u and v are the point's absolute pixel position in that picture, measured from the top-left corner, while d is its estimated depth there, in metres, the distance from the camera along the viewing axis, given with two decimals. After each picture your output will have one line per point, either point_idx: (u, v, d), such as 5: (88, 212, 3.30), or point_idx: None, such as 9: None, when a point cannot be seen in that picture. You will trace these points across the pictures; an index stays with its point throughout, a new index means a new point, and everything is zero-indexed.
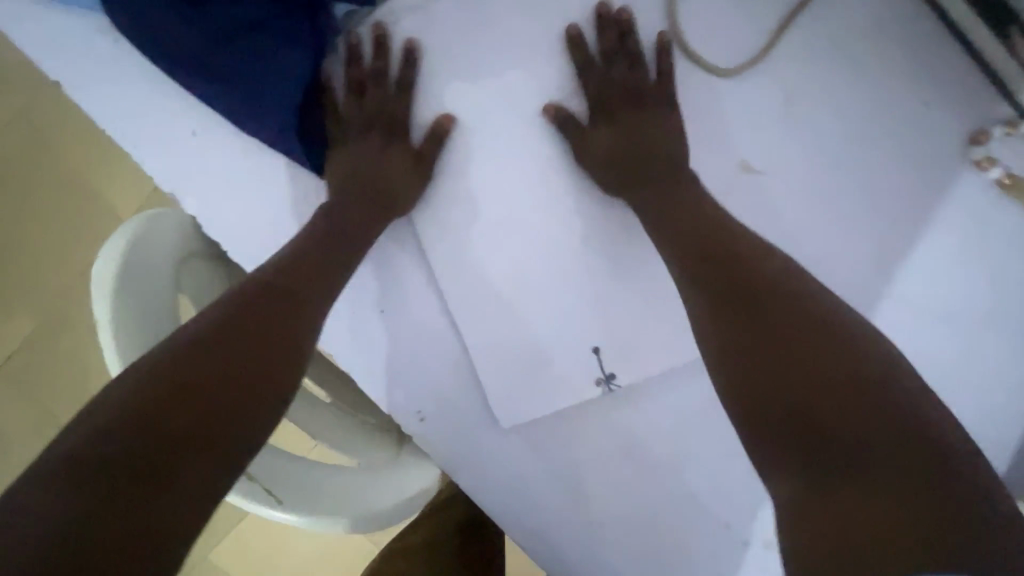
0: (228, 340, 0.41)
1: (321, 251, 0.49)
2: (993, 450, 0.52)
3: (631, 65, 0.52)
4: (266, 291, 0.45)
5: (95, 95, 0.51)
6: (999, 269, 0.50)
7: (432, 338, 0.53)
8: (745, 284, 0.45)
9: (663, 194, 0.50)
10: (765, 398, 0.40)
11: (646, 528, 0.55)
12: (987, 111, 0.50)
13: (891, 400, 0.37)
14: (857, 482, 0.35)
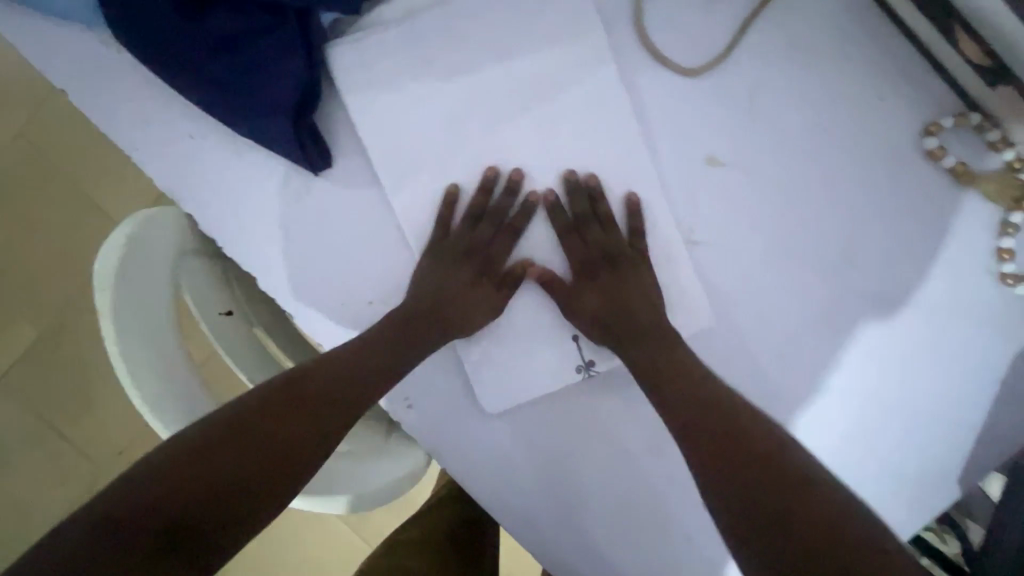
0: (264, 424, 0.46)
1: (382, 349, 0.52)
2: (946, 426, 0.55)
3: (607, 227, 0.54)
4: (308, 382, 0.49)
5: (95, 101, 0.53)
6: (949, 253, 0.53)
7: (431, 352, 0.56)
8: (713, 423, 0.48)
9: (633, 296, 0.54)
10: (722, 468, 0.45)
11: (625, 509, 0.57)
12: (940, 103, 0.53)
13: (831, 499, 0.42)
14: None
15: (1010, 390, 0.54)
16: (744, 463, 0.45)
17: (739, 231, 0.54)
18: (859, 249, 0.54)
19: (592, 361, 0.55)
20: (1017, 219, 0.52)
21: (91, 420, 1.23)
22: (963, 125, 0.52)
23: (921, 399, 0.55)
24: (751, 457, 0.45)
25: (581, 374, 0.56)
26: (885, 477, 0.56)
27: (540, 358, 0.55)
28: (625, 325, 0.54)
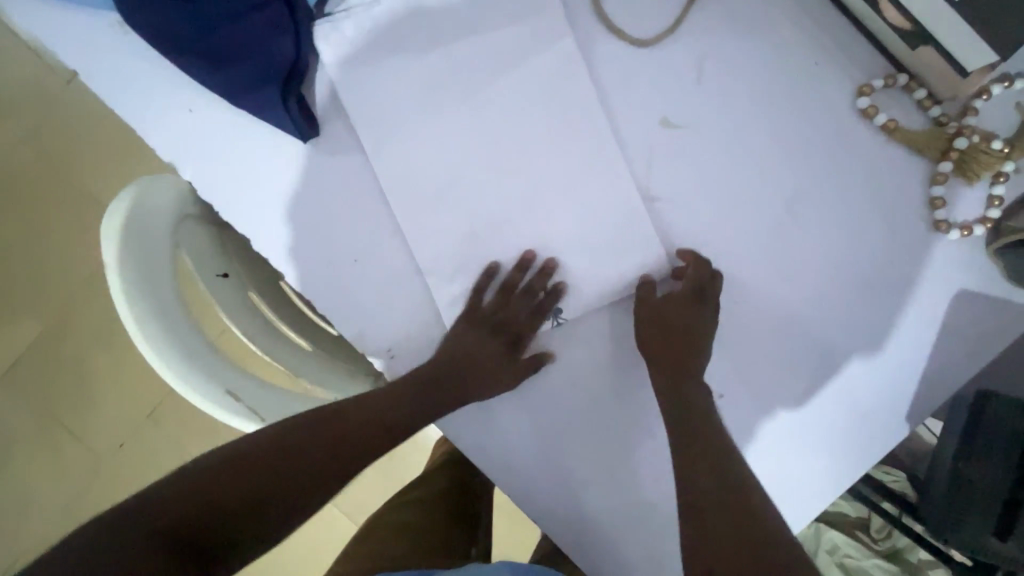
0: (299, 454, 0.54)
1: (390, 403, 0.59)
2: (893, 368, 0.59)
3: (706, 275, 0.59)
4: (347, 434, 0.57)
5: (108, 79, 0.59)
6: (885, 204, 0.58)
7: (415, 311, 0.62)
8: (702, 447, 0.57)
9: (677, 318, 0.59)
10: (701, 502, 0.55)
11: (593, 446, 0.62)
12: (872, 66, 0.58)
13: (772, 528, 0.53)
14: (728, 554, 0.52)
15: (952, 331, 0.58)
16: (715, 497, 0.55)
17: (690, 188, 0.59)
18: (800, 201, 0.59)
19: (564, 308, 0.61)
20: (946, 168, 0.57)
21: (93, 411, 1.26)
22: (892, 86, 0.57)
23: (868, 341, 0.59)
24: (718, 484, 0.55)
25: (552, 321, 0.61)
26: (836, 414, 0.60)
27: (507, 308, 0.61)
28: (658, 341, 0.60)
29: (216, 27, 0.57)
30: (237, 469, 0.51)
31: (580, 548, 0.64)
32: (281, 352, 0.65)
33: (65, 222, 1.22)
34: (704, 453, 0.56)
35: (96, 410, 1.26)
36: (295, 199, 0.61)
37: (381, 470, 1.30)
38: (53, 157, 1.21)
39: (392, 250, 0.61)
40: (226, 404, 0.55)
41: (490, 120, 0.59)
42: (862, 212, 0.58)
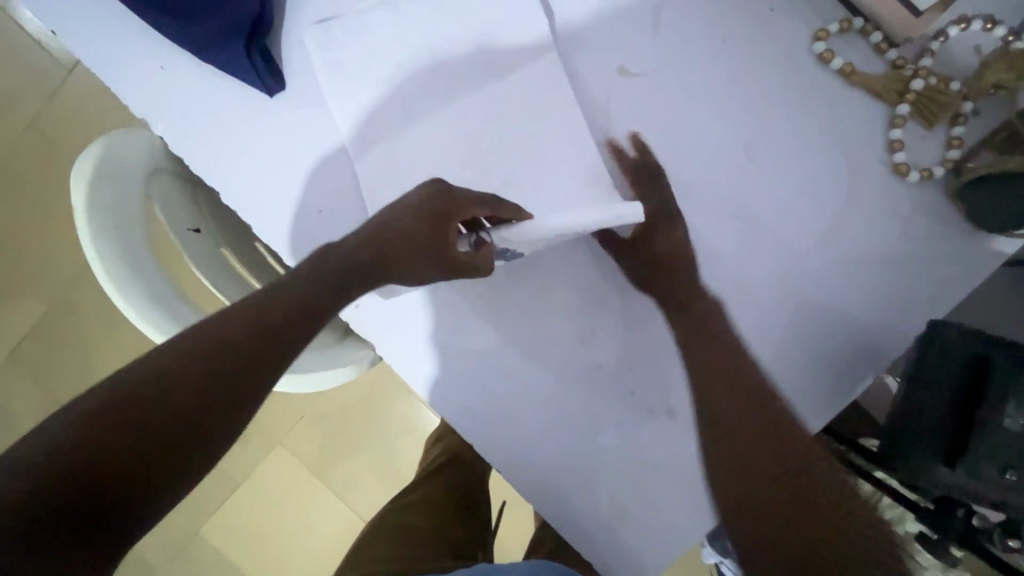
0: (213, 359, 0.43)
1: (319, 278, 0.50)
2: (852, 312, 0.59)
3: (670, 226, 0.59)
4: (237, 335, 0.44)
5: (85, 40, 0.61)
6: (844, 149, 0.58)
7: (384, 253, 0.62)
8: (730, 401, 0.55)
9: (666, 259, 0.59)
10: (744, 467, 0.52)
11: (556, 396, 0.62)
12: (828, 11, 0.58)
13: (833, 493, 0.49)
14: (806, 552, 0.45)
15: (912, 274, 0.58)
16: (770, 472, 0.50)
17: (649, 134, 0.60)
18: (759, 147, 0.59)
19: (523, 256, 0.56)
20: (904, 111, 0.56)
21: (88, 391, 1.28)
22: (848, 30, 0.57)
23: (829, 285, 0.59)
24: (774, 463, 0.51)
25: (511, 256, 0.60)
26: (801, 362, 0.59)
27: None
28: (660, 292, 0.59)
29: None
30: (140, 400, 0.39)
31: (545, 499, 0.63)
32: None
33: (65, 205, 1.26)
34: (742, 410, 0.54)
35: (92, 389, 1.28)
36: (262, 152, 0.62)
37: (374, 450, 1.31)
38: (54, 142, 1.25)
39: (347, 203, 0.61)
40: None
41: (449, 69, 0.59)
42: (820, 155, 0.59)
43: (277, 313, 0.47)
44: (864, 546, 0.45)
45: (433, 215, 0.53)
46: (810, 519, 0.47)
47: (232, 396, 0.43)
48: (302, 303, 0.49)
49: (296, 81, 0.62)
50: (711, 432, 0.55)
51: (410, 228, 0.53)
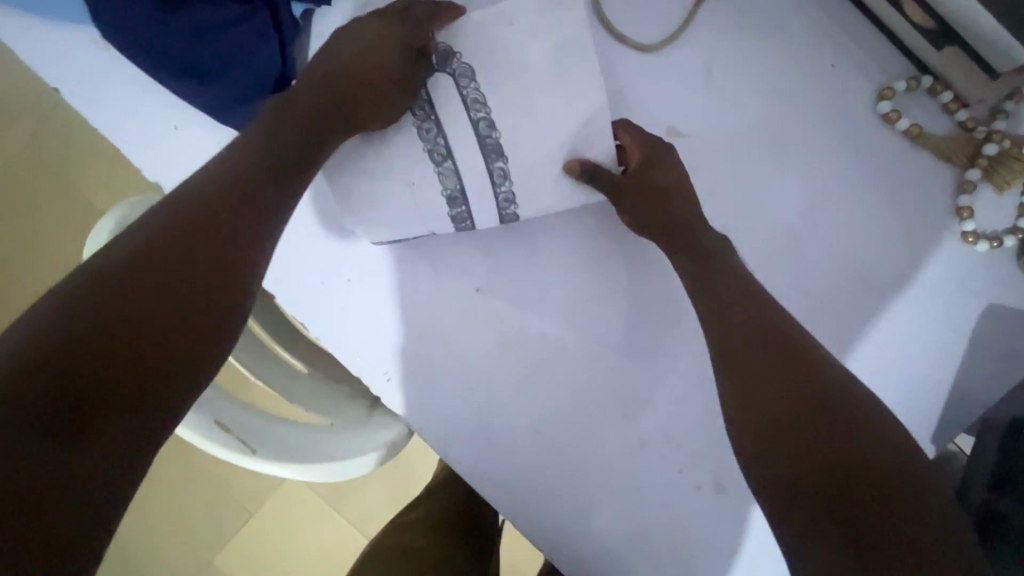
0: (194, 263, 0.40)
1: (275, 164, 0.47)
2: (916, 386, 0.56)
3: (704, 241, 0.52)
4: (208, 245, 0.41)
5: (92, 97, 0.57)
6: (908, 214, 0.55)
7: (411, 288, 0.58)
8: (729, 291, 0.49)
9: (703, 256, 0.51)
10: (766, 381, 0.44)
11: (599, 473, 0.58)
12: (892, 68, 0.54)
13: (860, 410, 0.42)
14: (841, 471, 0.39)
15: (977, 346, 0.55)
16: (798, 405, 0.42)
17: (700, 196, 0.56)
18: (817, 211, 0.55)
19: (472, 77, 0.54)
20: (974, 176, 0.53)
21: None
22: (915, 88, 0.53)
23: (892, 355, 0.55)
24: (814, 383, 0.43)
25: (488, 167, 0.55)
26: None
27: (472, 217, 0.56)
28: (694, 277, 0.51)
29: (195, 38, 0.52)
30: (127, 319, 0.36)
31: None
32: (273, 375, 0.61)
33: None
34: (756, 325, 0.46)
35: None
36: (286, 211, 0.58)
37: (389, 480, 1.28)
38: None
39: (387, 274, 0.58)
40: (211, 434, 0.49)
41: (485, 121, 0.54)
42: (882, 218, 0.55)
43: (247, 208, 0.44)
44: (892, 444, 0.40)
45: (389, 41, 0.52)
46: (853, 440, 0.40)
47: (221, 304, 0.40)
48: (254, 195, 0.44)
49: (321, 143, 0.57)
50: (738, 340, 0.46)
51: (373, 63, 0.52)
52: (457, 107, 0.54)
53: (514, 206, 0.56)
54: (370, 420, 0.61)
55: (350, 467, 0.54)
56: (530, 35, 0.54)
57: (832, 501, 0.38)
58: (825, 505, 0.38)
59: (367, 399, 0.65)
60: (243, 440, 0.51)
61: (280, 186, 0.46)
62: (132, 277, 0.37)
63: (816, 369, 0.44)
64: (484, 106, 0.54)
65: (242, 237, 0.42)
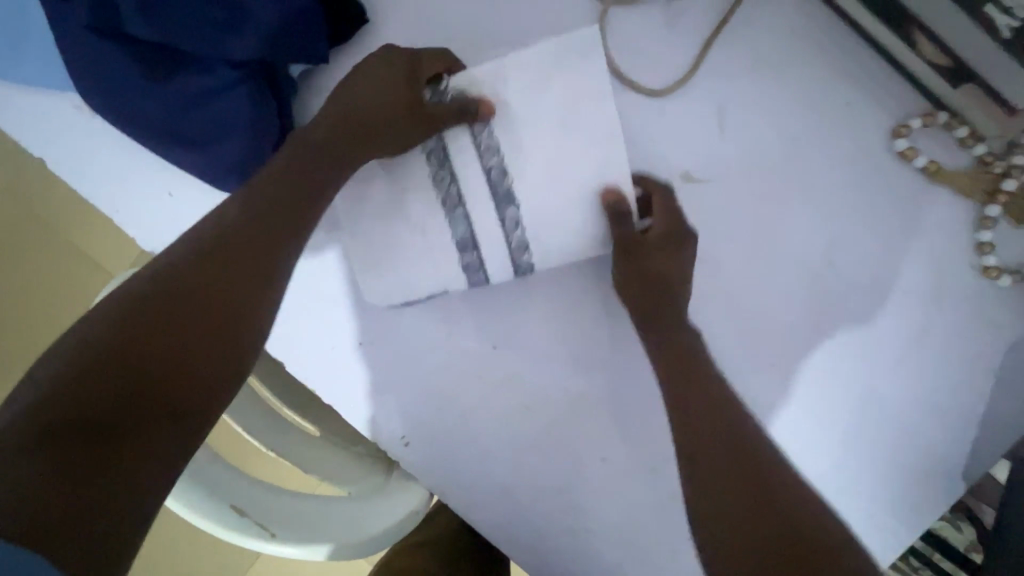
0: (220, 258, 0.42)
1: (293, 181, 0.47)
2: (942, 426, 0.55)
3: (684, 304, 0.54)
4: (237, 240, 0.43)
5: (81, 166, 0.54)
6: (928, 252, 0.54)
7: (425, 346, 0.56)
8: (666, 320, 0.50)
9: (657, 283, 0.51)
10: (694, 428, 0.45)
11: (628, 527, 0.57)
12: (906, 104, 0.54)
13: (776, 466, 0.43)
14: (759, 518, 0.40)
15: (1005, 381, 0.54)
16: (730, 453, 0.43)
17: (719, 243, 0.55)
18: (837, 251, 0.54)
19: (491, 136, 0.53)
20: (994, 212, 0.52)
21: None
22: (931, 124, 0.53)
23: (919, 393, 0.55)
24: (751, 460, 0.43)
25: (500, 215, 0.54)
26: (893, 478, 0.55)
27: (489, 268, 0.55)
28: (639, 300, 0.51)
29: (190, 103, 0.51)
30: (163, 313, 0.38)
31: None
32: (285, 442, 0.58)
33: None
34: (691, 362, 0.48)
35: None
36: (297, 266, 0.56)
37: None
38: None
39: (405, 336, 0.56)
40: (227, 520, 0.46)
41: (500, 185, 0.53)
42: (902, 259, 0.54)
43: (269, 215, 0.45)
44: (806, 499, 0.42)
45: (411, 69, 0.51)
46: (769, 491, 0.41)
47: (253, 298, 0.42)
48: (274, 203, 0.46)
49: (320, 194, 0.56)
50: (676, 375, 0.47)
51: (386, 104, 0.50)
52: (472, 163, 0.53)
53: (523, 233, 0.54)
54: (388, 487, 0.59)
55: (373, 542, 0.52)
56: (518, 75, 0.52)
57: (751, 552, 0.40)
58: (743, 553, 0.40)
59: (383, 462, 0.63)
60: (261, 523, 0.48)
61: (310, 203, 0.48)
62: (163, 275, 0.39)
63: (739, 420, 0.45)
64: (497, 155, 0.53)
65: (268, 240, 0.44)
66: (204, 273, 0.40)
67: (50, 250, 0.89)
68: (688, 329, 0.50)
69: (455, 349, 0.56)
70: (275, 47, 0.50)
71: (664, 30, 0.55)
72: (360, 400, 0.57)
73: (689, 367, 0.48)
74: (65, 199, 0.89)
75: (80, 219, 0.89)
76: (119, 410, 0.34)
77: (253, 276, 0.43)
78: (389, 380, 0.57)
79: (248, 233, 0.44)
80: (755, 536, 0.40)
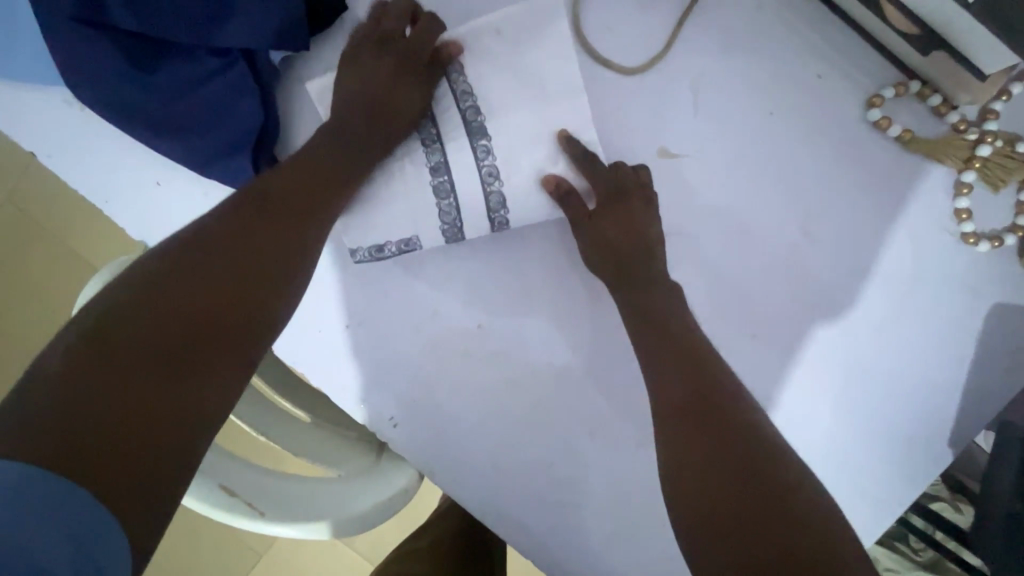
0: (248, 241, 0.46)
1: (319, 172, 0.51)
2: (929, 393, 0.55)
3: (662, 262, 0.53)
4: (266, 224, 0.47)
5: (70, 157, 0.56)
6: (907, 220, 0.54)
7: (412, 328, 0.57)
8: (630, 272, 0.53)
9: (620, 249, 0.53)
10: (660, 368, 0.49)
11: (617, 503, 0.57)
12: (879, 75, 0.54)
13: (737, 399, 0.47)
14: (719, 444, 0.44)
15: (988, 346, 0.54)
16: (697, 393, 0.47)
17: (700, 217, 0.55)
18: (817, 222, 0.55)
19: (465, 76, 0.54)
20: (971, 178, 0.53)
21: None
22: (904, 94, 0.54)
23: (904, 361, 0.55)
24: (728, 417, 0.45)
25: (472, 146, 0.53)
26: (882, 447, 0.55)
27: (461, 209, 0.55)
28: (600, 260, 0.53)
29: (176, 92, 0.52)
30: (198, 289, 0.42)
31: None
32: (274, 428, 0.58)
33: None
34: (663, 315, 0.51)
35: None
36: None
37: None
38: None
39: (392, 317, 0.57)
40: (218, 501, 0.46)
41: (473, 123, 0.54)
42: (882, 228, 0.55)
43: (292, 202, 0.49)
44: (768, 434, 0.45)
45: (410, 40, 0.54)
46: (732, 424, 0.45)
47: (278, 278, 0.46)
48: (300, 193, 0.49)
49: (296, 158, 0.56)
50: (645, 322, 0.51)
51: (392, 78, 0.53)
52: (447, 105, 0.54)
53: (498, 182, 0.54)
54: (379, 467, 0.60)
55: (365, 520, 0.53)
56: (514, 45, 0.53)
57: (706, 470, 0.43)
58: (699, 476, 0.43)
59: (374, 446, 0.64)
60: (251, 504, 0.49)
61: (333, 188, 0.51)
62: (203, 254, 0.44)
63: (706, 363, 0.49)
64: (473, 96, 0.54)
65: (291, 227, 0.48)
66: (236, 258, 0.45)
67: (45, 251, 0.91)
68: (658, 285, 0.52)
69: (441, 329, 0.57)
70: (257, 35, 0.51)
71: (637, 9, 0.56)
72: (351, 384, 0.58)
73: (671, 340, 0.50)
74: (59, 201, 0.91)
75: (77, 219, 0.91)
76: (161, 370, 0.38)
77: (276, 258, 0.47)
78: (376, 362, 0.57)
79: (273, 220, 0.48)
80: (719, 460, 0.43)
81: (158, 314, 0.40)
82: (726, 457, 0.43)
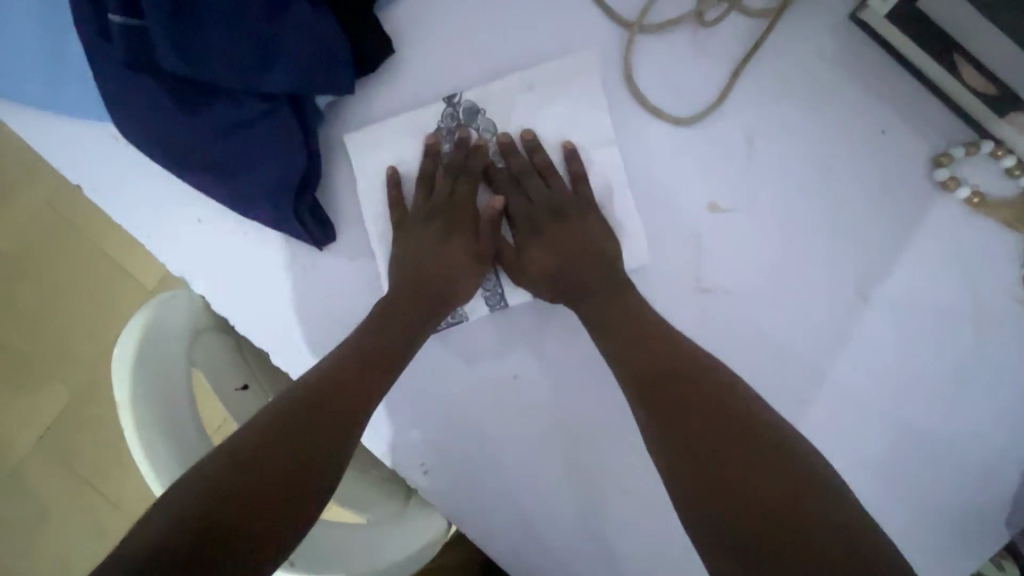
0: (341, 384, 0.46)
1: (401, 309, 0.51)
2: (989, 470, 0.52)
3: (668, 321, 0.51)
4: (354, 363, 0.47)
5: (115, 193, 0.56)
6: (972, 286, 0.51)
7: (448, 373, 0.56)
8: (611, 304, 0.50)
9: (595, 280, 0.51)
10: (646, 378, 0.45)
11: (650, 563, 0.56)
12: (947, 132, 0.51)
13: (742, 408, 0.42)
14: (728, 462, 0.39)
15: None
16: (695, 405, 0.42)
17: (749, 274, 0.53)
18: (874, 284, 0.52)
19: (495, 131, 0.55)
20: None
21: (46, 529, 0.92)
22: (974, 153, 0.51)
23: (961, 433, 0.52)
24: (736, 422, 0.41)
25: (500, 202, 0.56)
26: (934, 523, 0.52)
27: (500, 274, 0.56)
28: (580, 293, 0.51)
29: (222, 135, 0.52)
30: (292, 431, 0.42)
31: None
32: None
33: None
34: (644, 327, 0.48)
35: (55, 526, 0.92)
36: (317, 296, 0.55)
37: None
38: None
39: (427, 361, 0.56)
40: None
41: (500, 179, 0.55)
42: (944, 292, 0.52)
43: (380, 346, 0.49)
44: (780, 440, 0.40)
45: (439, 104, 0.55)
46: (736, 433, 0.40)
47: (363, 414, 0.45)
48: (387, 333, 0.50)
49: (336, 201, 0.56)
50: (631, 335, 0.47)
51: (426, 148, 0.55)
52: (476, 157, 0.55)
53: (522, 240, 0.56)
54: (404, 514, 0.60)
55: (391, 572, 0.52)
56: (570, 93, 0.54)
57: (721, 488, 0.38)
58: (710, 497, 0.38)
59: (399, 489, 0.63)
60: None
61: (413, 332, 0.51)
62: (299, 398, 0.44)
63: (697, 369, 0.44)
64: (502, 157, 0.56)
65: (378, 367, 0.48)
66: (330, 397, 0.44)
67: (82, 262, 0.92)
68: (642, 303, 0.50)
69: (475, 375, 0.56)
70: (304, 80, 0.50)
71: (691, 56, 0.54)
72: (385, 430, 0.57)
73: (664, 357, 0.45)
74: (98, 213, 0.92)
75: (114, 231, 0.92)
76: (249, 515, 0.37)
77: (363, 395, 0.46)
78: (409, 407, 0.56)
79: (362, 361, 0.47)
80: (733, 473, 0.38)
81: (255, 453, 0.40)
82: (724, 443, 0.40)
